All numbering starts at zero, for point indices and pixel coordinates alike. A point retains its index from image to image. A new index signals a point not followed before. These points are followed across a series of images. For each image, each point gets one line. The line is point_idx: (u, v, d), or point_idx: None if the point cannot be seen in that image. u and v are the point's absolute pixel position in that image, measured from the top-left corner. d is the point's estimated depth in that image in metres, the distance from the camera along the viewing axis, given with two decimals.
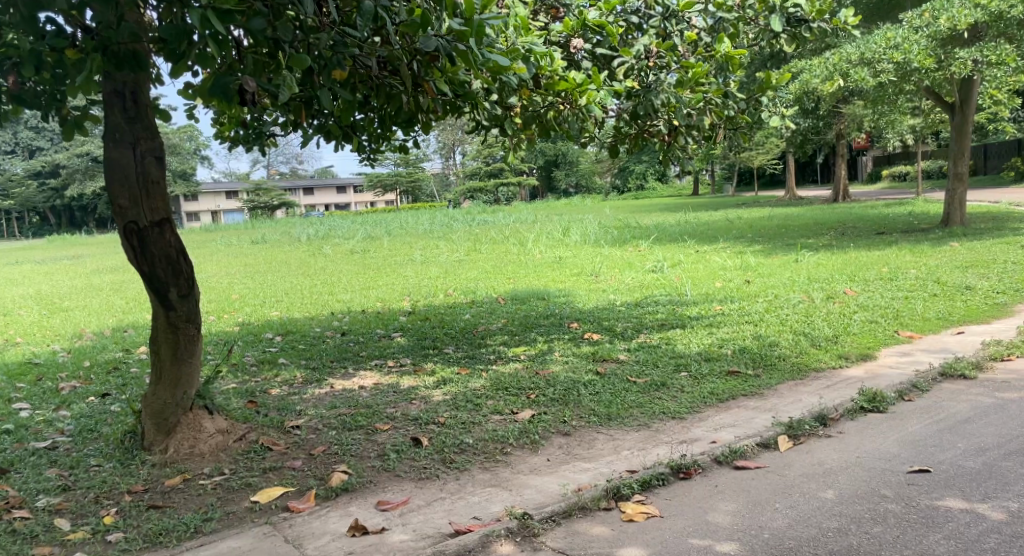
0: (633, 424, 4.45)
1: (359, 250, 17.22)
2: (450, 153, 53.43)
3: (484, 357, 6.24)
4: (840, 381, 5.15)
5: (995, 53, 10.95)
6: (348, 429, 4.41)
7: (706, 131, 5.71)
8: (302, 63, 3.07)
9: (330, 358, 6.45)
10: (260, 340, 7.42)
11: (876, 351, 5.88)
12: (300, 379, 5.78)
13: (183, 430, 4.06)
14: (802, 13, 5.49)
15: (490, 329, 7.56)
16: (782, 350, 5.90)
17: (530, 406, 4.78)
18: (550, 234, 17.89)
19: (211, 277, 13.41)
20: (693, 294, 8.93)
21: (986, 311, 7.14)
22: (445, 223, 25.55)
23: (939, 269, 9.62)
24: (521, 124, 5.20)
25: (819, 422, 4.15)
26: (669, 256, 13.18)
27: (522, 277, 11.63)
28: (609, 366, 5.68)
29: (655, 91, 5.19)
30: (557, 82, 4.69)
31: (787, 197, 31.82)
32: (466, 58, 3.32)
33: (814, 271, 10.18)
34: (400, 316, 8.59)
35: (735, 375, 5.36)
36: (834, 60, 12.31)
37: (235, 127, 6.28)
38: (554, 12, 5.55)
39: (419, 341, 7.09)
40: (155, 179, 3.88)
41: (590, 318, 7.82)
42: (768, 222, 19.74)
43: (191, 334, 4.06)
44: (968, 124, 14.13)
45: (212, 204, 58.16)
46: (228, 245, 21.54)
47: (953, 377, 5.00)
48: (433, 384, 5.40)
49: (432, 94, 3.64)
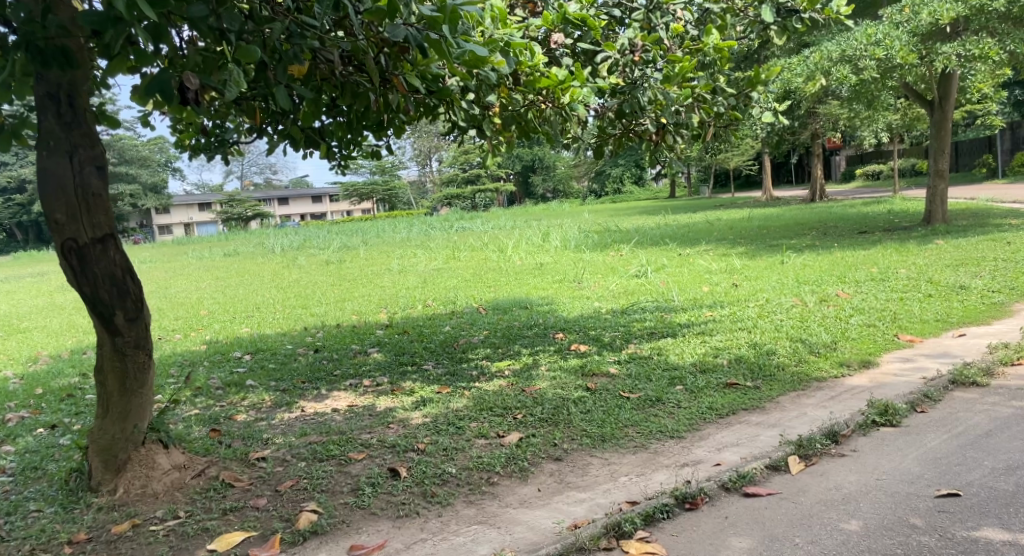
0: (629, 446, 4.11)
1: (335, 261, 16.79)
2: (426, 159, 53.06)
3: (465, 373, 5.87)
4: (844, 392, 4.86)
5: (978, 47, 10.89)
6: (319, 460, 4.02)
7: (695, 130, 5.39)
8: (253, 56, 2.63)
9: (301, 379, 6.05)
10: (228, 360, 7.00)
11: (878, 357, 5.59)
12: (269, 403, 5.38)
13: (134, 467, 3.67)
14: (792, 4, 5.21)
15: (471, 342, 7.20)
16: (780, 359, 5.59)
17: (517, 427, 4.43)
18: (530, 239, 17.59)
19: (180, 293, 12.92)
20: (680, 300, 8.63)
21: (985, 311, 6.89)
22: (422, 230, 25.12)
23: (930, 268, 9.41)
24: (499, 126, 4.85)
25: (830, 440, 3.84)
26: (652, 260, 12.89)
27: (503, 286, 11.30)
28: (600, 380, 5.34)
29: (642, 88, 4.87)
30: (538, 78, 4.34)
31: (765, 198, 31.77)
32: (439, 48, 2.93)
33: (802, 273, 9.93)
34: (376, 330, 8.20)
35: (734, 387, 5.04)
36: (815, 59, 12.10)
37: (196, 135, 5.91)
38: (531, 7, 5.20)
39: (396, 356, 6.72)
40: (95, 192, 3.48)
41: (576, 328, 7.48)
42: (749, 223, 19.54)
43: (141, 361, 3.66)
44: (948, 120, 14.01)
45: (185, 216, 57.30)
46: (201, 259, 21.01)
47: (965, 385, 4.71)
48: (412, 405, 5.02)
49: (405, 92, 3.25)
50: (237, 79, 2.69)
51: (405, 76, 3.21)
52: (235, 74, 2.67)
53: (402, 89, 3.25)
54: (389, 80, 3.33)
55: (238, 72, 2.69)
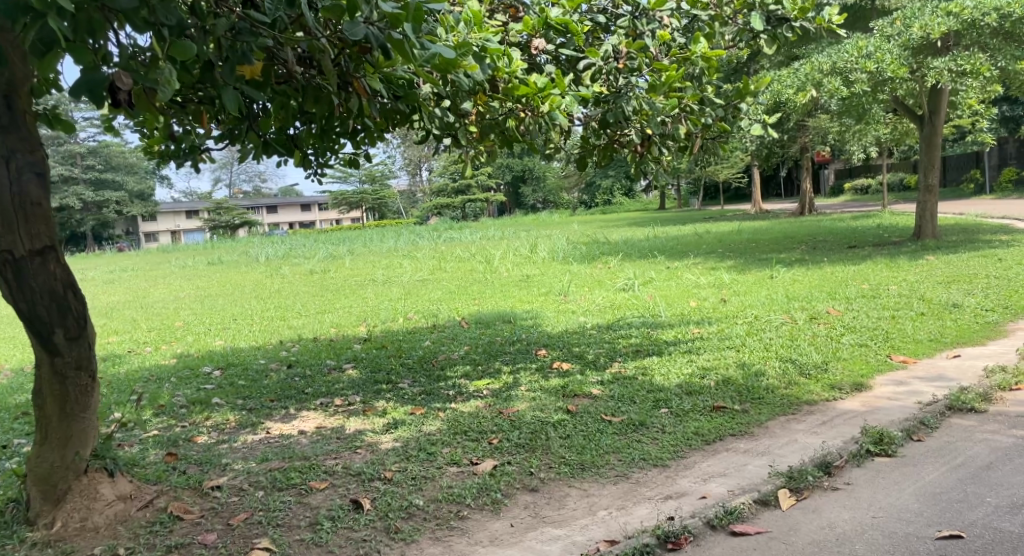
0: (610, 475, 3.87)
1: (319, 270, 16.51)
2: (416, 169, 52.93)
3: (442, 392, 5.62)
4: (836, 417, 4.63)
5: (969, 62, 10.79)
6: (278, 489, 3.77)
7: (682, 142, 5.18)
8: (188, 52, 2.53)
9: (269, 397, 5.78)
10: (197, 375, 6.71)
11: (870, 380, 5.37)
12: (233, 423, 5.11)
13: (73, 499, 3.40)
14: (783, 12, 5.03)
15: (451, 358, 6.94)
16: (769, 380, 5.37)
17: (492, 454, 4.18)
18: (517, 251, 17.37)
19: (158, 303, 12.62)
20: (667, 316, 8.42)
21: (978, 331, 6.71)
22: (408, 240, 24.85)
23: (922, 285, 9.24)
24: (477, 134, 4.64)
25: (822, 471, 3.61)
26: (639, 273, 12.69)
27: (488, 298, 11.07)
28: (581, 403, 5.09)
29: (626, 97, 4.67)
30: (516, 86, 4.12)
31: (754, 210, 31.69)
32: (401, 48, 2.71)
33: (793, 289, 9.74)
34: (353, 344, 7.94)
35: (721, 411, 4.81)
36: (806, 70, 11.95)
37: (164, 141, 5.66)
38: (512, 11, 4.98)
39: (371, 374, 6.45)
40: (35, 201, 3.22)
41: (559, 344, 7.24)
42: (738, 236, 19.38)
43: (83, 384, 3.40)
44: (938, 134, 13.91)
45: (172, 223, 56.83)
46: (184, 267, 20.67)
47: (962, 411, 4.50)
48: (382, 428, 4.77)
49: (366, 97, 3.03)
50: (168, 78, 2.55)
51: (366, 79, 3.00)
52: (166, 73, 2.54)
53: (363, 93, 3.03)
54: (348, 83, 3.11)
55: (168, 71, 2.56)
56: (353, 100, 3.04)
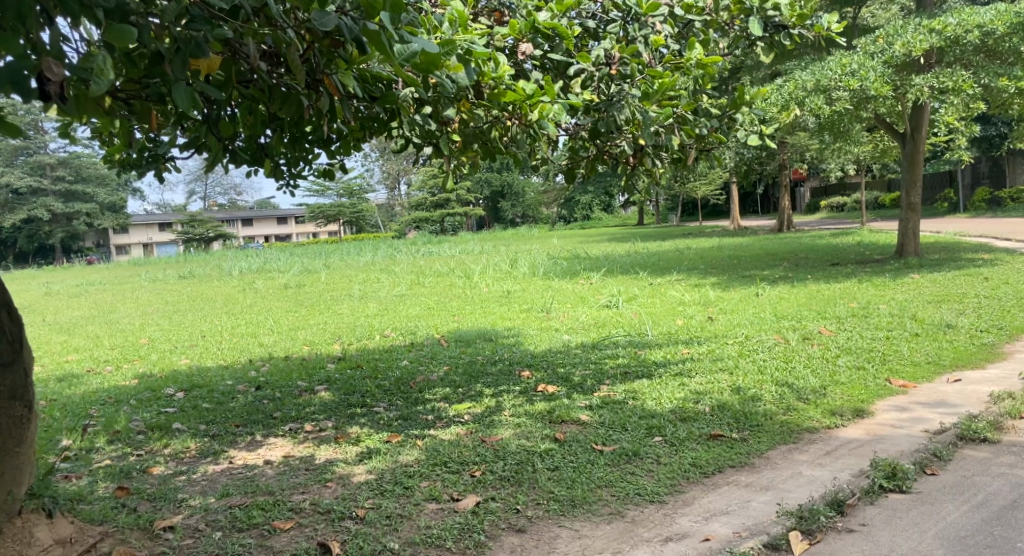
0: (604, 513, 3.56)
1: (293, 285, 16.09)
2: (394, 183, 52.53)
3: (419, 418, 5.28)
4: (840, 447, 4.36)
5: (952, 79, 10.71)
6: (238, 530, 3.42)
7: (676, 152, 4.92)
8: (129, 36, 2.15)
9: (235, 422, 5.41)
10: (158, 398, 6.32)
11: (871, 406, 5.11)
12: (192, 452, 4.75)
13: (6, 544, 3.02)
14: (781, 18, 4.78)
15: (430, 379, 6.59)
16: (766, 406, 5.09)
17: (474, 488, 3.85)
18: (497, 266, 17.07)
19: (124, 319, 12.16)
20: (653, 335, 8.15)
21: (976, 353, 6.48)
22: (387, 254, 24.48)
23: (911, 304, 9.05)
24: (460, 143, 4.35)
25: (835, 510, 3.35)
26: (622, 290, 12.43)
27: (468, 315, 10.73)
28: (569, 430, 4.78)
29: (618, 105, 4.38)
30: (503, 93, 3.82)
31: (734, 227, 31.66)
32: (378, 41, 2.40)
33: (780, 307, 9.51)
34: (326, 363, 7.56)
35: (718, 440, 4.52)
36: (790, 88, 11.73)
37: (125, 150, 5.30)
38: (497, 15, 4.67)
39: (345, 396, 6.09)
40: None
41: (543, 365, 6.92)
42: (720, 252, 19.22)
43: (17, 415, 3.03)
44: (921, 152, 13.82)
45: (145, 236, 55.91)
46: (155, 281, 20.12)
47: (974, 441, 4.23)
48: (355, 458, 4.42)
49: (339, 98, 2.67)
50: (103, 67, 2.17)
51: (336, 76, 2.63)
52: (100, 60, 2.16)
53: (335, 93, 2.67)
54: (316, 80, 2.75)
55: (104, 59, 2.18)
56: (323, 100, 2.69)
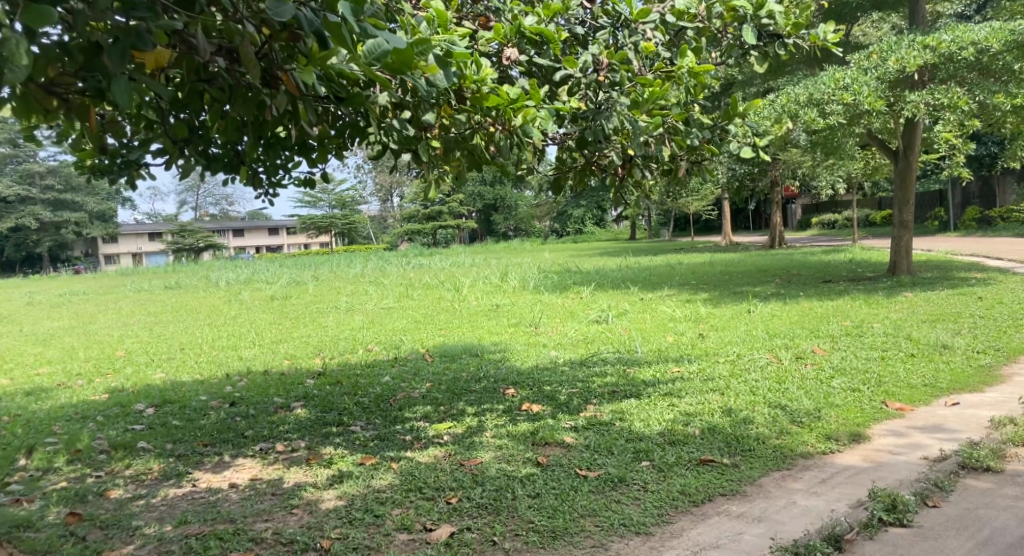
0: (585, 547, 3.34)
1: (279, 297, 15.83)
2: (387, 195, 52.34)
3: (396, 438, 5.04)
4: (836, 475, 4.15)
5: (947, 96, 10.60)
6: None
7: (666, 164, 4.72)
8: (48, 18, 1.97)
9: (203, 441, 5.17)
10: (127, 414, 6.07)
11: (867, 430, 4.90)
12: (154, 474, 4.52)
13: None
14: (775, 28, 4.59)
15: (411, 397, 6.36)
16: (759, 429, 4.87)
17: (449, 517, 3.63)
18: (487, 279, 16.87)
19: (103, 330, 11.87)
20: (643, 352, 7.94)
21: (974, 375, 6.28)
22: (376, 266, 24.24)
23: (906, 323, 8.88)
24: (440, 151, 4.15)
25: (833, 546, 3.22)
26: (613, 305, 12.23)
27: (455, 329, 10.51)
28: (553, 453, 4.55)
29: (607, 113, 4.20)
30: (485, 97, 3.62)
31: (726, 242, 31.59)
32: (339, 34, 2.22)
33: (773, 325, 9.32)
34: (305, 379, 7.32)
35: (708, 465, 4.29)
36: (782, 101, 11.56)
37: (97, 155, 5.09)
38: (482, 20, 4.46)
39: (321, 414, 5.85)
40: None
41: (529, 383, 6.70)
42: (712, 268, 19.07)
43: None
44: (914, 169, 13.70)
45: (134, 245, 55.50)
46: (139, 291, 19.82)
47: (977, 470, 4.02)
48: (326, 482, 4.19)
49: (297, 95, 2.50)
50: (16, 52, 1.98)
51: (294, 72, 2.45)
52: (14, 44, 1.97)
53: (292, 89, 2.50)
54: (273, 77, 2.57)
55: (19, 44, 1.99)
56: (280, 97, 2.51)
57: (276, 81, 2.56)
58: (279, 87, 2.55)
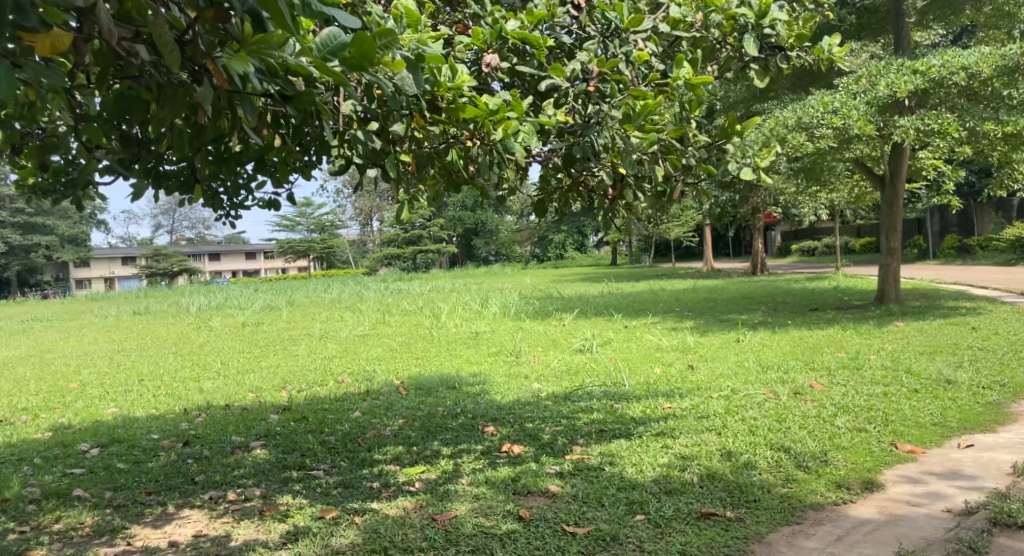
0: None
1: (252, 323, 15.23)
2: (367, 219, 51.82)
3: (361, 485, 4.55)
4: (852, 531, 3.72)
5: (937, 122, 10.30)
6: None
7: (660, 186, 4.29)
8: None
9: (147, 489, 4.65)
10: (68, 456, 5.53)
11: (879, 476, 4.48)
12: (86, 530, 4.01)
13: None
14: (777, 39, 4.20)
15: (381, 435, 5.87)
16: (762, 475, 4.44)
17: None
18: (467, 305, 16.38)
19: (61, 359, 11.25)
20: (631, 385, 7.48)
21: (984, 414, 5.89)
22: (355, 291, 23.71)
23: (902, 355, 8.50)
24: (413, 167, 3.71)
25: None
26: (596, 333, 11.77)
27: (432, 358, 10.00)
28: (537, 505, 4.08)
29: (597, 127, 3.78)
30: (461, 108, 3.20)
31: (708, 269, 31.37)
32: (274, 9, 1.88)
33: (764, 356, 8.92)
34: (269, 414, 6.79)
35: (711, 519, 3.84)
36: (770, 124, 11.25)
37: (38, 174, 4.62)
38: (461, 26, 4.11)
39: (282, 455, 5.35)
40: None
41: (510, 419, 6.22)
42: (696, 295, 18.73)
43: None
44: (901, 195, 13.44)
45: (108, 269, 54.47)
46: (106, 317, 19.11)
47: (1010, 527, 3.61)
48: (278, 542, 3.72)
49: (227, 88, 2.15)
50: None
51: (223, 59, 2.11)
52: None
53: (221, 82, 2.16)
54: (200, 68, 2.22)
55: None
56: (206, 91, 2.15)
57: (203, 72, 2.21)
58: (207, 80, 2.19)
